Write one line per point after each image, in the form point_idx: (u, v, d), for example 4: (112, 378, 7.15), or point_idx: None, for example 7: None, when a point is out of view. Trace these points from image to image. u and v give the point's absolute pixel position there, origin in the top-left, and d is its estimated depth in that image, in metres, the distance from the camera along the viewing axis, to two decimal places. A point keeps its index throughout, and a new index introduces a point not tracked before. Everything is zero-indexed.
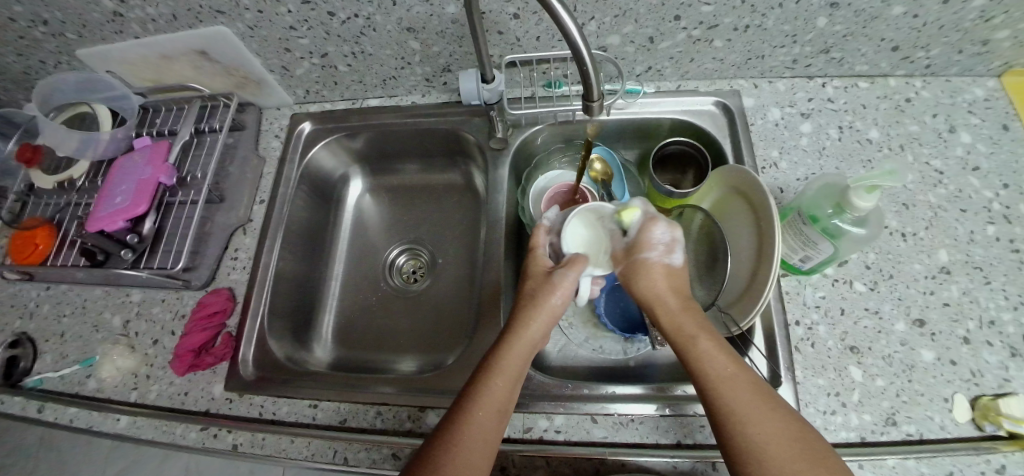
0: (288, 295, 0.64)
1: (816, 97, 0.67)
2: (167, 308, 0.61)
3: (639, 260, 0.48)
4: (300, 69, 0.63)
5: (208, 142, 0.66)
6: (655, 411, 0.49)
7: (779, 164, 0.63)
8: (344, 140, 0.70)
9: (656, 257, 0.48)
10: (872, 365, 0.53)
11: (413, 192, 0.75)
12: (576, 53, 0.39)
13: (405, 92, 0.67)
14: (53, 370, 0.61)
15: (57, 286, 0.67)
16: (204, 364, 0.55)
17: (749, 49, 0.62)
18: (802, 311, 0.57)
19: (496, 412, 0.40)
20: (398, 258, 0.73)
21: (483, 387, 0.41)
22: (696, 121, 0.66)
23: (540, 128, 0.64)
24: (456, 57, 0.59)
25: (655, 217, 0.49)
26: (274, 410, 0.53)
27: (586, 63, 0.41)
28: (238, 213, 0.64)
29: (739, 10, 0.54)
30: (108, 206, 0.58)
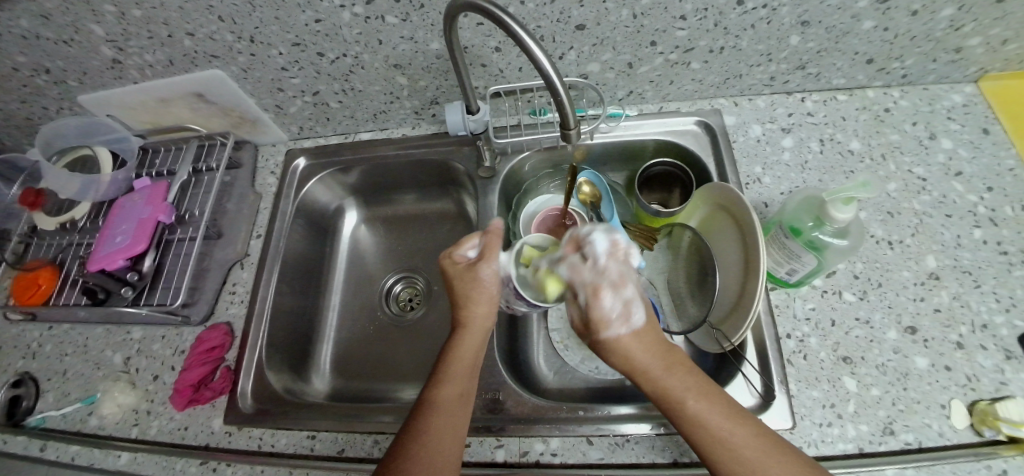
0: (286, 327, 0.65)
1: (796, 112, 0.69)
2: (167, 344, 0.62)
3: (600, 341, 0.44)
4: (294, 107, 0.65)
5: (206, 180, 0.68)
6: (650, 430, 0.49)
7: (763, 179, 0.64)
8: (338, 174, 0.72)
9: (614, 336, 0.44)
10: (866, 375, 0.54)
11: (407, 220, 0.77)
12: (550, 85, 0.41)
13: (396, 124, 0.69)
14: (55, 409, 0.62)
15: (60, 325, 0.68)
16: (202, 399, 0.56)
17: (727, 69, 0.64)
18: (793, 323, 0.58)
19: (456, 412, 0.44)
20: (394, 287, 0.74)
21: (436, 397, 0.44)
22: (679, 140, 0.68)
23: (527, 154, 0.65)
24: (442, 90, 0.61)
25: (599, 293, 0.43)
26: (273, 442, 0.53)
27: (560, 93, 0.42)
28: (236, 248, 0.66)
29: (712, 33, 0.56)
30: (108, 245, 0.59)
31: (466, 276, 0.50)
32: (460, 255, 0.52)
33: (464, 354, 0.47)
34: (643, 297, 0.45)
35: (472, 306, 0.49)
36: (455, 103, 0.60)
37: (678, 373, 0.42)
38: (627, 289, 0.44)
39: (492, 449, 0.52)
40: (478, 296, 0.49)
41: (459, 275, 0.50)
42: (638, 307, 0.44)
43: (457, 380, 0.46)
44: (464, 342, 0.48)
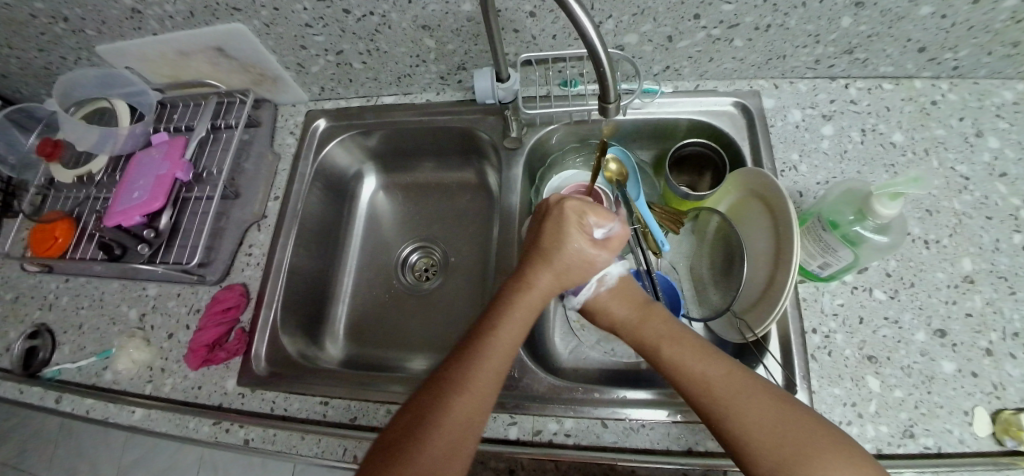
0: (301, 291, 0.64)
1: (838, 98, 0.66)
2: (182, 302, 0.62)
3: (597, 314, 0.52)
4: (315, 66, 0.63)
5: (224, 138, 0.66)
6: (666, 416, 0.48)
7: (799, 167, 0.61)
8: (358, 138, 0.70)
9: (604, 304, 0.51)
10: (890, 376, 0.52)
11: (425, 191, 0.75)
12: (592, 53, 0.39)
13: (419, 90, 0.67)
14: (71, 361, 0.62)
15: (75, 278, 0.68)
16: (217, 359, 0.56)
17: (770, 49, 0.60)
18: (819, 318, 0.56)
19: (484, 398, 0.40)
20: (410, 256, 0.73)
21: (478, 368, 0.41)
22: (714, 122, 0.65)
23: (555, 127, 0.63)
24: (471, 55, 0.59)
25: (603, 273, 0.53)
26: (285, 406, 0.53)
27: (602, 62, 0.40)
28: (253, 209, 0.65)
29: (760, 9, 0.53)
30: (125, 200, 0.59)
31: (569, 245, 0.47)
32: (590, 224, 0.48)
33: (499, 343, 0.43)
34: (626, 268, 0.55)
35: (553, 275, 0.47)
36: (484, 69, 0.59)
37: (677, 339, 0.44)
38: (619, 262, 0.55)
39: (505, 425, 0.51)
40: (562, 272, 0.47)
41: (577, 241, 0.47)
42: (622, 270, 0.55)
43: (479, 379, 0.40)
44: (512, 327, 0.44)
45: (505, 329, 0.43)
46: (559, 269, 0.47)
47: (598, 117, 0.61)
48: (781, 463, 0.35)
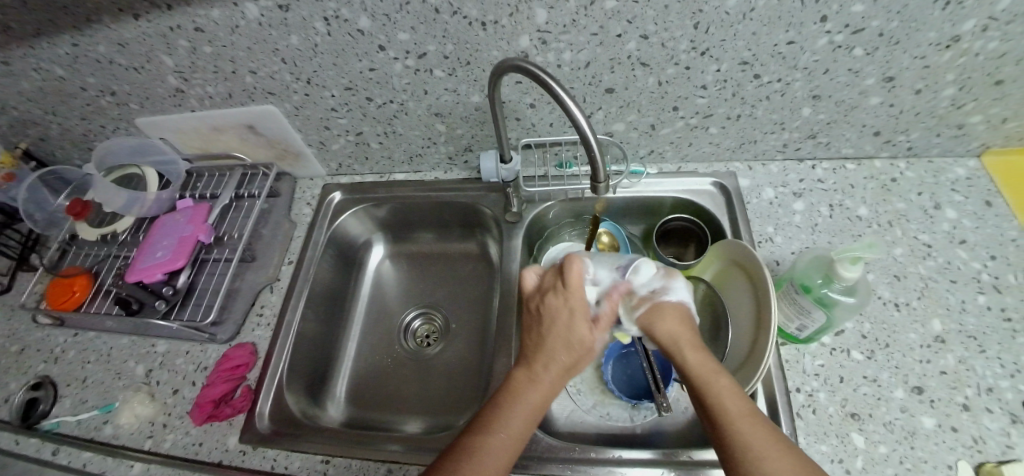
0: (307, 351, 0.66)
1: (806, 178, 0.73)
2: (190, 360, 0.64)
3: (662, 308, 0.51)
4: (335, 145, 0.70)
5: (246, 206, 0.72)
6: (662, 475, 0.51)
7: (774, 239, 0.67)
8: (370, 210, 0.75)
9: (673, 306, 0.51)
10: (874, 432, 0.55)
11: (429, 257, 0.80)
12: (586, 142, 0.46)
13: (429, 169, 0.74)
14: (72, 414, 0.63)
15: (84, 333, 0.70)
16: (221, 415, 0.57)
17: (742, 134, 0.68)
18: (802, 378, 0.59)
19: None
20: (412, 322, 0.76)
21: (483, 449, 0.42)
22: (696, 199, 0.71)
23: (552, 204, 0.69)
24: (476, 139, 0.66)
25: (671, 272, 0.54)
26: (286, 463, 0.54)
27: (593, 148, 0.46)
28: (267, 272, 0.68)
29: (730, 102, 0.62)
30: (149, 259, 0.63)
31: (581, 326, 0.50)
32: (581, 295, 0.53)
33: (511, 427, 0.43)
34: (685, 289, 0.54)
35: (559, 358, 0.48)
36: (490, 151, 0.63)
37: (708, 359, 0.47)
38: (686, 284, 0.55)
39: None
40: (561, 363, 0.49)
41: (580, 330, 0.50)
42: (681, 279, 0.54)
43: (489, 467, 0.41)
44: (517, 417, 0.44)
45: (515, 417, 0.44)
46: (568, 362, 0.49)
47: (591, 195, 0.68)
48: None
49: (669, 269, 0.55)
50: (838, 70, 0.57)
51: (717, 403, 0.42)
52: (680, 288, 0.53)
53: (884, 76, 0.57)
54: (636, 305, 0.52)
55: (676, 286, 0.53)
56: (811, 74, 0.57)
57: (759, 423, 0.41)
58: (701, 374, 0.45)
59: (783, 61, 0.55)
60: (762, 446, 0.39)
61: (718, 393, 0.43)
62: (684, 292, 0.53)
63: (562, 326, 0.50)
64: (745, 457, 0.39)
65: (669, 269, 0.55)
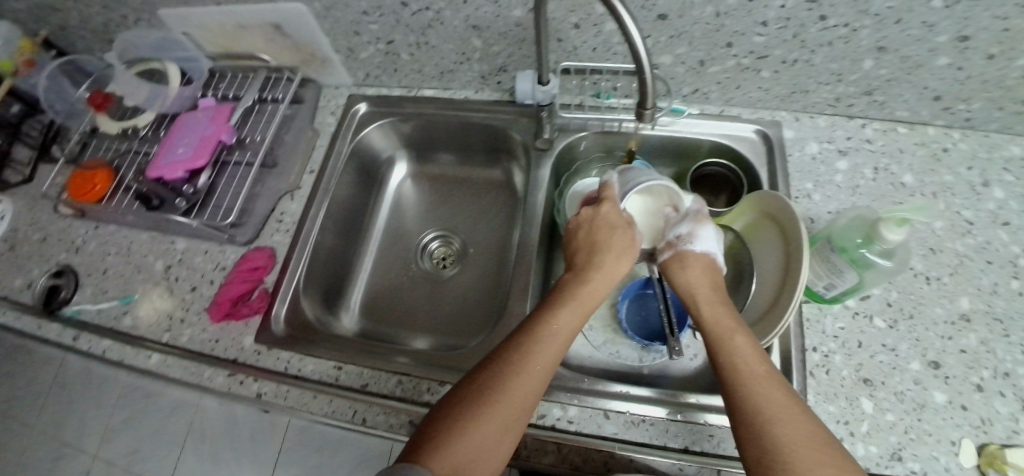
0: (323, 263, 0.66)
1: (855, 136, 0.69)
2: (209, 259, 0.64)
3: (685, 255, 0.51)
4: (365, 53, 0.67)
5: (269, 110, 0.70)
6: (665, 414, 0.50)
7: (812, 196, 0.63)
8: (396, 124, 0.73)
9: (697, 255, 0.51)
10: (884, 399, 0.54)
11: (452, 181, 0.78)
12: (640, 68, 0.43)
13: (459, 86, 0.70)
14: (92, 303, 0.64)
15: (105, 227, 0.70)
16: (238, 315, 0.58)
17: (796, 82, 0.64)
18: (820, 338, 0.58)
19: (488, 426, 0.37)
20: (430, 244, 0.75)
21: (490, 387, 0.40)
22: (736, 146, 0.67)
23: (585, 134, 0.66)
24: (513, 58, 0.62)
25: (701, 219, 0.52)
26: (299, 367, 0.55)
27: (646, 77, 0.44)
28: (288, 179, 0.68)
29: (789, 44, 0.57)
30: (170, 156, 0.62)
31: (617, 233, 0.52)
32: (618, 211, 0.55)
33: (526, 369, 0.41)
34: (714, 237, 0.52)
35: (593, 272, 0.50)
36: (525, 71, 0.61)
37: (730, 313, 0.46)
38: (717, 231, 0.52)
39: None
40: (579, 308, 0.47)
41: (621, 228, 0.53)
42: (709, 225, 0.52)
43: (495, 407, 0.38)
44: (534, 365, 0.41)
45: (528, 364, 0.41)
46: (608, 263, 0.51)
47: (631, 128, 0.65)
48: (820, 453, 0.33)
49: (700, 215, 0.53)
50: (910, 22, 0.51)
51: (735, 356, 0.41)
52: (709, 235, 0.51)
53: (958, 35, 0.52)
54: (661, 250, 0.54)
55: (702, 234, 0.51)
56: (882, 22, 0.52)
57: (777, 386, 0.38)
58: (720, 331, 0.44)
59: (855, 4, 0.50)
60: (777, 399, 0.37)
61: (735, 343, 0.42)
62: (712, 241, 0.52)
63: (608, 241, 0.52)
64: (756, 410, 0.37)
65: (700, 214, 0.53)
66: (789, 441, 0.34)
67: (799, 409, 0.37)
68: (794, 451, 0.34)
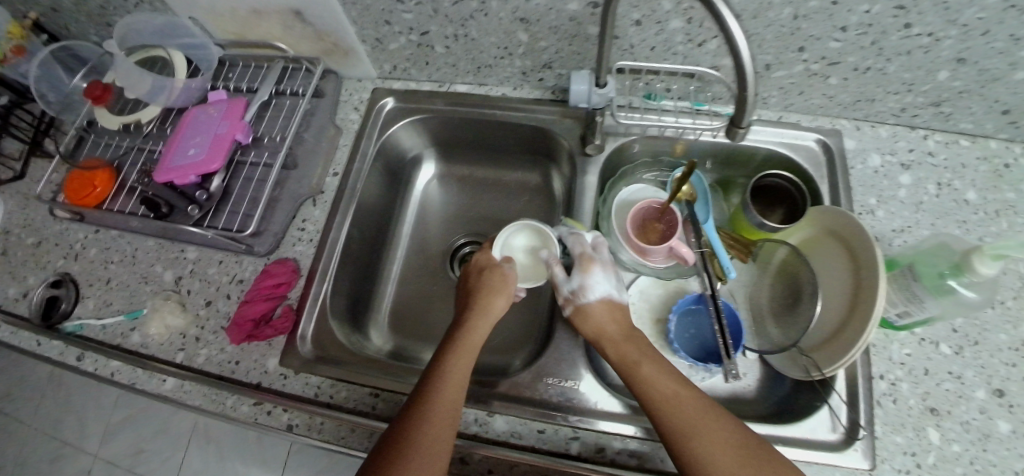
0: (352, 275, 0.61)
1: (917, 149, 0.63)
2: (224, 271, 0.59)
3: (585, 311, 0.51)
4: (394, 44, 0.60)
5: (287, 104, 0.64)
6: (632, 432, 0.47)
7: (876, 212, 0.59)
8: (425, 122, 0.67)
9: (594, 306, 0.51)
10: (949, 429, 0.51)
11: (484, 184, 0.73)
12: (744, 83, 0.36)
13: (496, 82, 0.65)
14: (95, 317, 0.59)
15: (107, 231, 0.65)
16: (261, 337, 0.53)
17: (862, 91, 0.59)
18: (887, 366, 0.54)
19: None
20: (462, 249, 0.70)
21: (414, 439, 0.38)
22: (794, 155, 0.62)
23: (637, 138, 0.61)
24: (561, 55, 0.56)
25: (591, 261, 0.53)
26: (332, 393, 0.51)
27: (748, 90, 0.37)
28: (310, 183, 0.62)
29: (865, 51, 0.52)
30: (179, 157, 0.57)
31: (494, 280, 0.53)
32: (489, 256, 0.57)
33: (440, 417, 0.39)
34: (592, 278, 0.53)
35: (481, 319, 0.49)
36: (581, 71, 0.54)
37: (636, 343, 0.48)
38: (592, 272, 0.53)
39: (566, 439, 0.48)
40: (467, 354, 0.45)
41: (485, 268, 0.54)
42: (594, 276, 0.52)
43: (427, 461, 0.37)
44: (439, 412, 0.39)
45: (435, 411, 0.39)
46: (483, 304, 0.50)
47: (693, 136, 0.60)
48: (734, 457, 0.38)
49: (584, 263, 0.53)
50: (997, 34, 0.47)
51: (649, 389, 0.43)
52: (599, 281, 0.52)
53: None
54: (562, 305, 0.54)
55: (593, 283, 0.52)
56: (968, 33, 0.47)
57: (690, 400, 0.42)
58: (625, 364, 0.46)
59: (945, 13, 0.45)
60: (696, 419, 0.40)
61: (645, 376, 0.44)
62: (603, 286, 0.52)
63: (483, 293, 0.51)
64: (677, 433, 0.40)
65: (585, 261, 0.54)
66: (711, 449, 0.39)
67: (711, 417, 0.41)
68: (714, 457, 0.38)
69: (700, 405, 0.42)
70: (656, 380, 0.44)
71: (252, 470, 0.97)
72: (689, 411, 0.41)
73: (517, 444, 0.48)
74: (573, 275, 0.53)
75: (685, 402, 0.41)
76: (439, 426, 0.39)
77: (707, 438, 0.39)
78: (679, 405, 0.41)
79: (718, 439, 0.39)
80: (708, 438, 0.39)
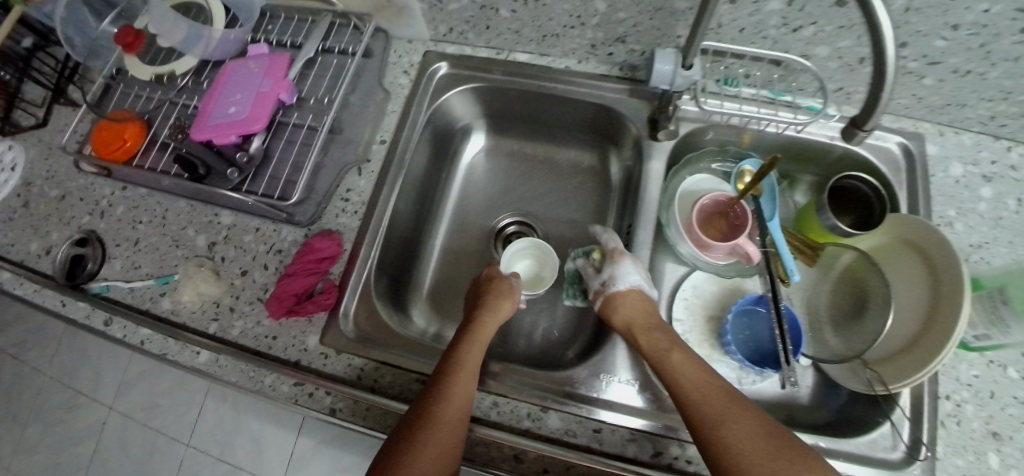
0: (395, 252, 0.58)
1: (1000, 161, 0.59)
2: (261, 239, 0.55)
3: (614, 299, 0.51)
4: (454, 5, 0.55)
5: (333, 63, 0.59)
6: (642, 425, 0.46)
7: (954, 225, 0.56)
8: (480, 91, 0.63)
9: (628, 295, 0.51)
10: (1014, 456, 0.49)
11: (532, 163, 0.69)
12: (879, 88, 0.32)
13: (559, 54, 0.60)
14: (123, 280, 0.56)
15: (134, 188, 0.61)
16: (304, 312, 0.50)
17: (955, 95, 0.55)
18: (953, 386, 0.52)
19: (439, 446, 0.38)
20: (507, 228, 0.67)
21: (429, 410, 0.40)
22: (872, 156, 0.58)
23: (713, 125, 0.57)
24: (639, 29, 0.52)
25: (620, 253, 0.53)
26: (376, 377, 0.48)
27: (882, 95, 0.33)
28: (355, 150, 0.58)
29: (970, 53, 0.48)
30: (218, 115, 0.53)
31: (498, 287, 0.53)
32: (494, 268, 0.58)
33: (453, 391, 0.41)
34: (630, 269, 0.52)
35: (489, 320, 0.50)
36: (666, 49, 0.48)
37: (663, 332, 0.47)
38: (624, 261, 0.52)
39: (623, 441, 0.46)
40: (477, 345, 0.47)
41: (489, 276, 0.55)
42: (624, 269, 0.52)
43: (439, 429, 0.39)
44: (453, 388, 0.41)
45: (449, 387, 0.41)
46: (490, 306, 0.51)
47: (773, 131, 0.56)
48: (764, 446, 0.36)
49: (613, 256, 0.54)
50: None
51: (675, 376, 0.43)
52: (629, 271, 0.52)
53: None
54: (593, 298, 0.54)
55: (623, 271, 0.52)
56: None
57: (717, 389, 0.41)
58: (654, 351, 0.45)
59: None
60: (722, 407, 0.39)
61: (672, 363, 0.43)
62: (634, 274, 0.52)
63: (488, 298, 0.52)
64: (703, 420, 0.39)
65: (615, 254, 0.54)
66: (737, 435, 0.37)
67: (739, 406, 0.39)
68: (741, 443, 0.36)
69: (728, 395, 0.40)
70: (683, 367, 0.43)
71: (265, 427, 0.93)
72: (715, 399, 0.40)
73: (571, 443, 0.46)
74: (605, 269, 0.54)
75: (712, 390, 0.40)
76: (452, 399, 0.41)
77: (735, 425, 0.37)
78: (703, 392, 0.40)
79: (746, 427, 0.37)
80: (735, 425, 0.37)
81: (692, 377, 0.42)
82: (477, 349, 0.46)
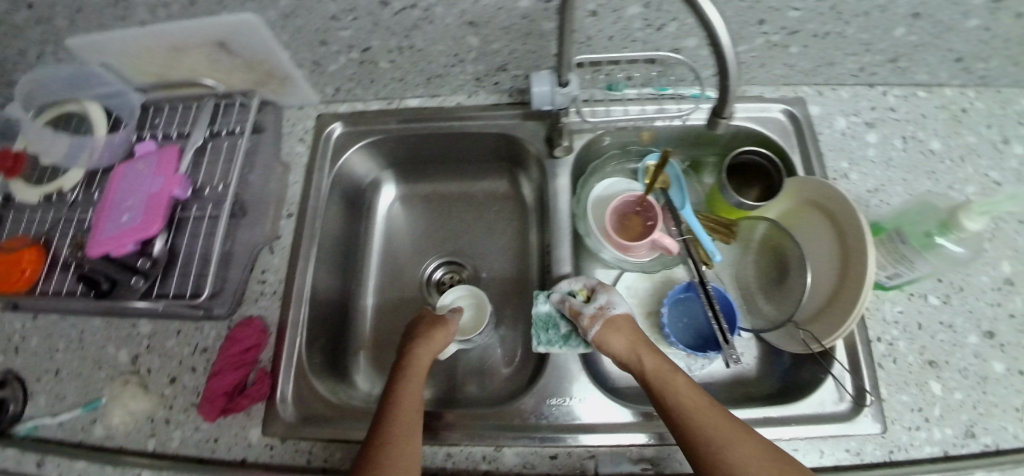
0: (324, 323, 0.58)
1: (878, 106, 0.63)
2: (184, 341, 0.54)
3: (615, 321, 0.48)
4: (334, 65, 0.56)
5: (225, 145, 0.58)
6: (644, 439, 0.46)
7: (850, 175, 0.59)
8: (380, 143, 0.63)
9: (625, 319, 0.49)
10: (950, 379, 0.51)
11: (450, 199, 0.69)
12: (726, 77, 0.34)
13: (449, 92, 0.62)
14: (49, 415, 0.53)
15: (46, 315, 0.59)
16: (239, 408, 0.49)
17: (821, 57, 0.58)
18: (883, 327, 0.55)
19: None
20: (435, 273, 0.67)
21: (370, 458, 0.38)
22: (762, 128, 0.61)
23: (608, 130, 0.59)
24: (516, 55, 0.53)
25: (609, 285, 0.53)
26: (326, 456, 0.47)
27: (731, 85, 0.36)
28: (264, 230, 0.57)
29: (823, 17, 0.51)
30: (112, 225, 0.51)
31: (433, 319, 0.53)
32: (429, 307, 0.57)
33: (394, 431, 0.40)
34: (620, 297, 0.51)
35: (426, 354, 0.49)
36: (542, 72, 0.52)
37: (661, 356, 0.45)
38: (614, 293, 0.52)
39: (582, 460, 0.46)
40: (416, 379, 0.46)
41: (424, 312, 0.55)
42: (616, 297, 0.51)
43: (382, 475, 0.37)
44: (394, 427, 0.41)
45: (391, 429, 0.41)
46: (424, 338, 0.51)
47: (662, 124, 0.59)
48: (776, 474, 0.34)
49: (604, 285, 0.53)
50: None
51: (678, 400, 0.40)
52: (622, 299, 0.52)
53: None
54: (588, 325, 0.49)
55: (619, 298, 0.51)
56: None
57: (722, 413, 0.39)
58: (657, 374, 0.43)
59: None
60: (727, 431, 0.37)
61: (674, 386, 0.41)
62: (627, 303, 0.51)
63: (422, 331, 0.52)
64: (711, 444, 0.36)
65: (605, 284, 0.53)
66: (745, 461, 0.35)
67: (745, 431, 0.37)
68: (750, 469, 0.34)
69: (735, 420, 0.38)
70: (685, 391, 0.41)
71: None
72: (720, 422, 0.38)
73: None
74: (597, 295, 0.52)
75: (716, 414, 0.38)
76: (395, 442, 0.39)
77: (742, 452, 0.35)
78: (710, 414, 0.38)
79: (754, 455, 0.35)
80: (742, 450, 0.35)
81: (695, 399, 0.40)
82: (415, 383, 0.46)
